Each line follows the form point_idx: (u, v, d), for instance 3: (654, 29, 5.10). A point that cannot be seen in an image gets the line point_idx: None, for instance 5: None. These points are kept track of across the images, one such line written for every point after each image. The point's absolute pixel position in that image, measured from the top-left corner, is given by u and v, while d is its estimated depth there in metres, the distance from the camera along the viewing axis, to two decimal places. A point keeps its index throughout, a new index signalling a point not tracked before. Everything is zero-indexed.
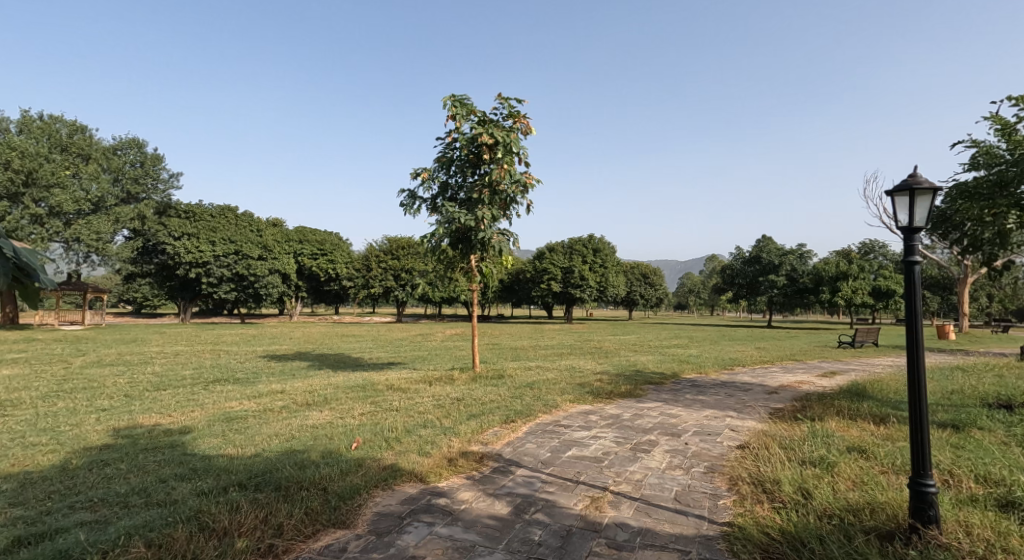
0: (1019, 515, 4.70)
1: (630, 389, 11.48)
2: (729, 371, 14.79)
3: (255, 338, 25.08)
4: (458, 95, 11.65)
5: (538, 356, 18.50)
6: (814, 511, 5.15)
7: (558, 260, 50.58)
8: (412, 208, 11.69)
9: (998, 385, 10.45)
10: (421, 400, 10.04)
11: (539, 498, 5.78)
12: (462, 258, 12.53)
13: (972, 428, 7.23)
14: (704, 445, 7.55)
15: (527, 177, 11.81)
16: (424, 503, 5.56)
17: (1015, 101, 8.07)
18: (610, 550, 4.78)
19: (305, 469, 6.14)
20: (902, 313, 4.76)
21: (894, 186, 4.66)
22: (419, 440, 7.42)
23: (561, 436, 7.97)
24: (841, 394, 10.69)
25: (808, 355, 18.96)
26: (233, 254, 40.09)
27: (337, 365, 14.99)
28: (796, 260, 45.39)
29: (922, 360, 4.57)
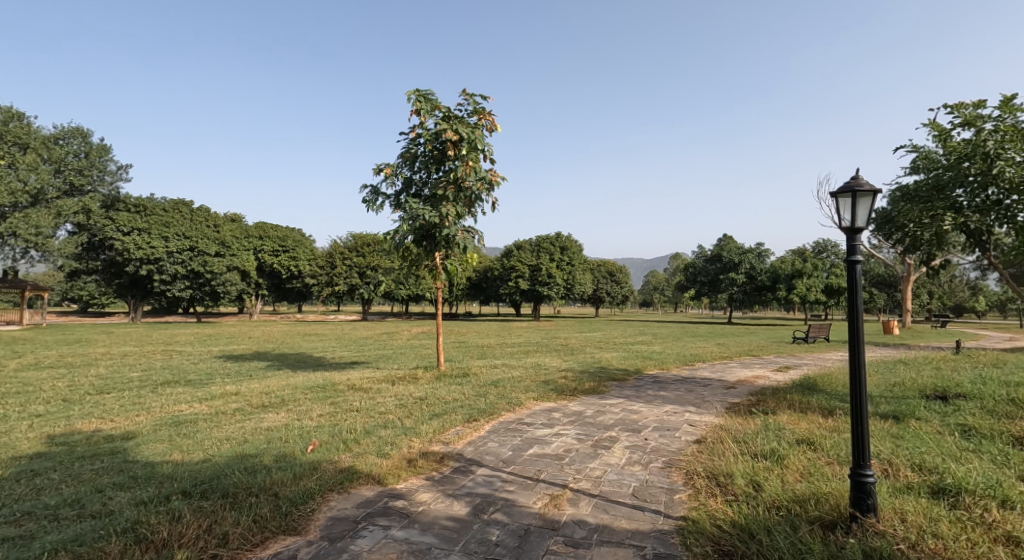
0: (950, 501, 4.93)
1: (593, 386, 11.58)
2: (690, 367, 15.09)
3: (211, 337, 24.20)
4: (422, 90, 11.51)
5: (503, 353, 18.45)
6: (763, 502, 5.29)
7: (526, 258, 50.77)
8: (375, 204, 11.49)
9: (936, 378, 10.98)
10: (383, 400, 9.90)
11: (499, 497, 5.77)
12: (426, 256, 12.38)
13: (911, 418, 7.56)
14: (663, 440, 7.68)
15: (492, 173, 11.76)
16: (381, 506, 5.48)
17: (952, 108, 8.43)
18: (566, 548, 4.80)
19: (255, 474, 5.96)
20: (844, 310, 4.93)
21: (838, 188, 4.82)
22: (378, 441, 7.30)
23: (523, 434, 7.97)
24: (793, 388, 11.05)
25: (765, 350, 19.56)
26: (187, 250, 38.73)
27: (296, 365, 14.63)
28: (755, 259, 46.45)
29: (862, 356, 4.76)
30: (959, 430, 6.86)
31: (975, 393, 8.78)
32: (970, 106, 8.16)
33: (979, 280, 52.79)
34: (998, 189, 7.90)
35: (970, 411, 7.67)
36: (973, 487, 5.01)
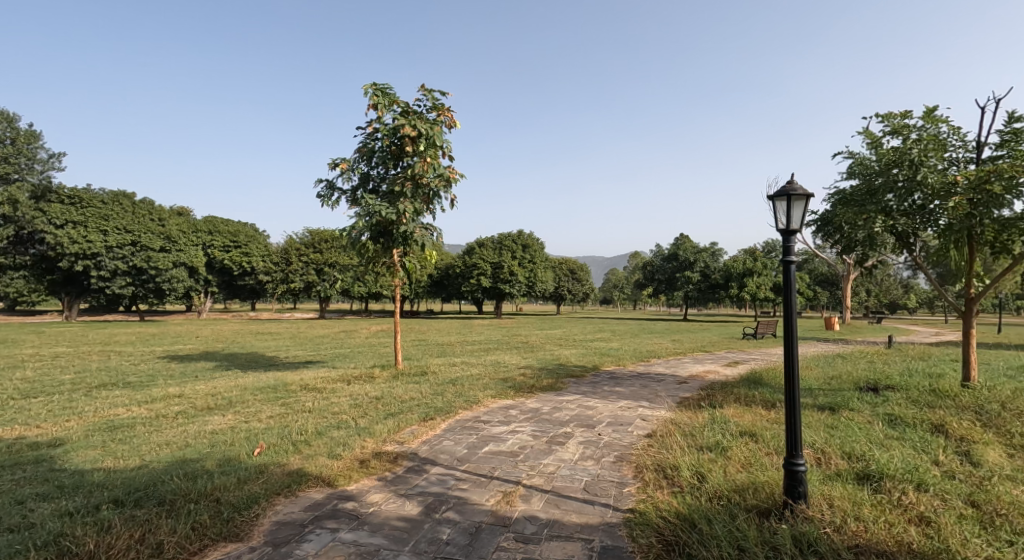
0: (874, 486, 5.22)
1: (551, 383, 11.71)
2: (645, 363, 15.43)
3: (153, 337, 22.88)
4: (379, 84, 11.34)
5: (464, 351, 18.33)
6: (706, 493, 5.48)
7: (488, 255, 50.69)
8: (330, 199, 11.26)
9: (870, 370, 11.59)
10: (337, 399, 9.74)
11: (451, 495, 5.77)
12: (384, 253, 12.22)
13: (845, 409, 7.95)
14: (615, 435, 7.84)
15: (451, 171, 11.70)
16: (329, 509, 5.40)
17: (883, 118, 8.89)
18: (516, 544, 4.86)
19: (196, 480, 5.77)
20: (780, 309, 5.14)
21: (775, 191, 5.02)
22: (329, 442, 7.19)
23: (479, 432, 7.98)
24: (740, 382, 11.48)
25: (717, 346, 20.17)
26: (129, 245, 37.05)
27: (246, 365, 14.19)
28: (709, 258, 48.25)
29: (796, 353, 4.99)
30: (886, 419, 7.26)
31: (902, 384, 9.30)
32: (898, 116, 8.62)
33: (911, 278, 56.05)
34: (922, 195, 8.39)
35: (898, 401, 8.12)
36: (893, 472, 5.33)
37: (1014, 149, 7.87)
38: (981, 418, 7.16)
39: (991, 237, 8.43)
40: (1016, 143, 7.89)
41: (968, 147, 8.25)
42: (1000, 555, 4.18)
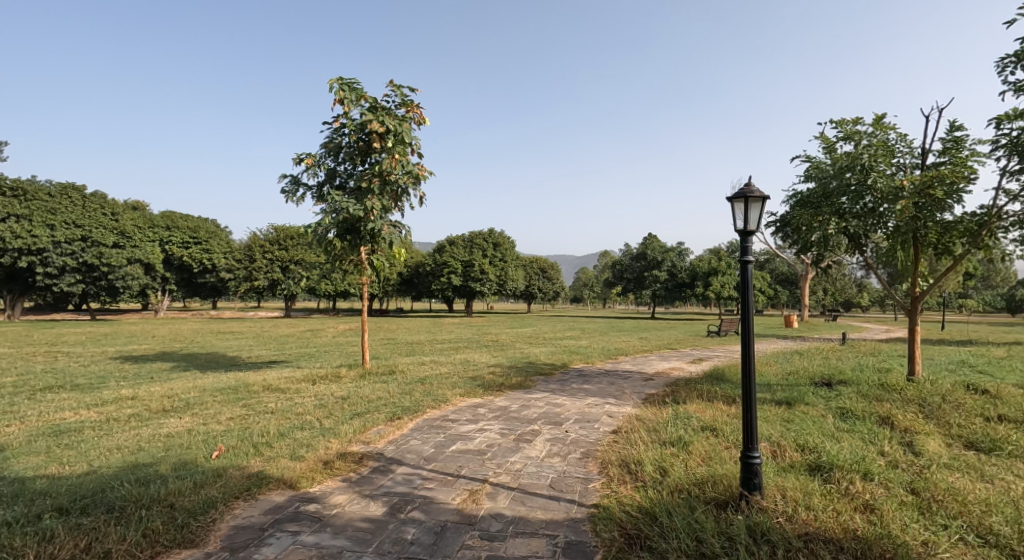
0: (824, 477, 5.42)
1: (520, 381, 11.78)
2: (613, 360, 15.67)
3: (105, 337, 22.06)
4: (346, 78, 11.18)
5: (432, 350, 18.23)
6: (667, 486, 5.60)
7: (459, 253, 50.52)
8: (294, 195, 11.05)
9: (826, 366, 12.01)
10: (302, 400, 9.59)
11: (417, 495, 5.76)
12: (351, 251, 12.05)
13: (800, 403, 8.21)
14: (582, 432, 7.94)
15: (419, 168, 11.62)
16: (290, 512, 5.32)
17: (836, 124, 9.21)
18: (481, 542, 4.88)
19: (148, 485, 5.61)
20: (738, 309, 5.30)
21: (734, 193, 5.16)
22: (293, 443, 7.08)
23: (447, 430, 7.97)
24: (703, 378, 11.76)
25: (682, 344, 20.62)
26: (79, 240, 35.61)
27: (205, 366, 13.82)
28: (676, 258, 49.37)
29: (752, 352, 5.15)
30: (838, 413, 7.54)
31: (854, 379, 9.67)
32: (850, 122, 8.95)
33: (865, 278, 58.19)
34: (871, 198, 8.72)
35: (849, 395, 8.44)
36: (842, 462, 5.54)
37: (955, 156, 8.28)
38: (924, 410, 7.51)
39: (934, 239, 8.84)
40: (957, 151, 8.30)
41: (914, 154, 8.62)
42: (935, 539, 4.40)
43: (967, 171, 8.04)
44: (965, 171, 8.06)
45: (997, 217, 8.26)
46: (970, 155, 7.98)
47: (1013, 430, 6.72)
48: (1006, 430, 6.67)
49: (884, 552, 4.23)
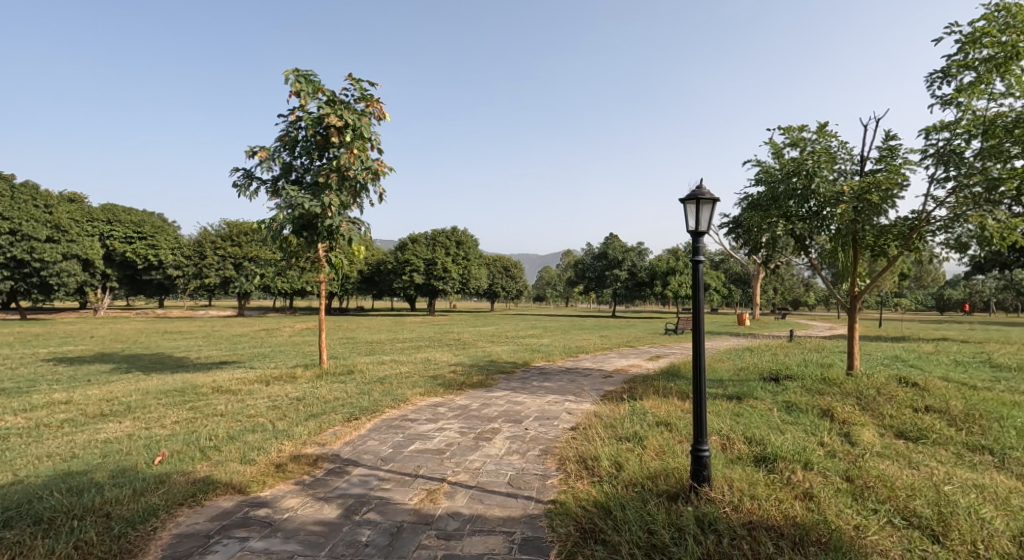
0: (768, 467, 5.65)
1: (481, 379, 11.80)
2: (573, 358, 15.86)
3: (39, 338, 20.94)
4: (302, 70, 10.94)
5: (392, 349, 18.02)
6: (622, 481, 5.72)
7: (422, 251, 49.92)
8: (247, 189, 10.75)
9: (775, 361, 12.48)
10: (254, 401, 9.35)
11: (373, 496, 5.71)
12: (307, 248, 11.81)
13: (750, 398, 8.51)
14: (541, 429, 8.02)
15: (379, 164, 11.49)
16: (239, 517, 5.21)
17: (783, 130, 9.56)
18: (437, 541, 4.89)
19: (82, 494, 5.41)
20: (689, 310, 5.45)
21: (686, 195, 5.31)
22: (243, 446, 6.91)
23: (405, 430, 7.92)
24: (659, 375, 12.05)
25: (641, 341, 21.02)
26: (8, 234, 33.62)
27: (150, 367, 13.29)
28: (636, 258, 50.35)
29: (702, 351, 5.30)
30: (784, 406, 7.86)
31: (799, 374, 10.09)
32: (796, 129, 9.31)
33: (811, 278, 60.46)
34: (815, 202, 9.11)
35: (794, 389, 8.81)
36: (785, 454, 5.79)
37: (890, 164, 8.73)
38: (861, 402, 7.91)
39: (871, 242, 9.31)
40: (892, 159, 8.75)
41: (854, 161, 9.04)
42: (867, 524, 4.66)
43: (900, 178, 8.50)
44: (898, 178, 8.51)
45: (926, 222, 8.77)
46: (903, 163, 8.44)
47: (938, 420, 7.15)
48: (932, 420, 7.10)
49: (821, 538, 4.45)
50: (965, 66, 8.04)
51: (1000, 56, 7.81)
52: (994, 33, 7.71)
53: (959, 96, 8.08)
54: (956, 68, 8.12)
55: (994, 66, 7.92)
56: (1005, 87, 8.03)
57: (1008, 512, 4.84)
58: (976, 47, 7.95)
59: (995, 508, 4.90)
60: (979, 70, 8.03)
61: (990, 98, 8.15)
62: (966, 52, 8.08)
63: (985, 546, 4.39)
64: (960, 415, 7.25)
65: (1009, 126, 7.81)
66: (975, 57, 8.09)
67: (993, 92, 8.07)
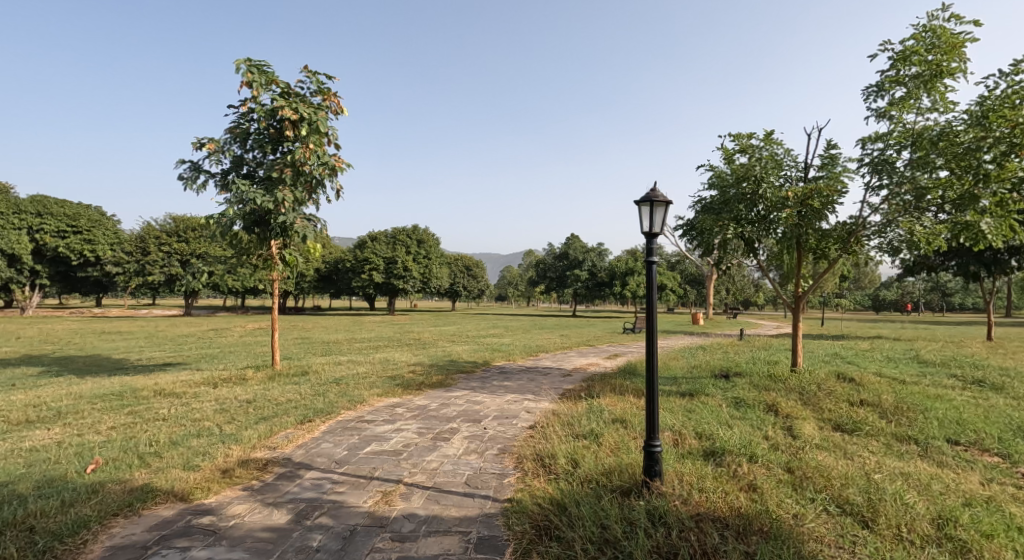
0: (717, 461, 5.84)
1: (440, 379, 11.76)
2: (533, 357, 15.99)
3: None
4: (255, 60, 10.64)
5: (350, 350, 17.73)
6: (578, 477, 5.80)
7: (381, 250, 49.17)
8: (194, 182, 10.39)
9: (726, 359, 12.87)
10: (200, 404, 9.05)
11: (326, 500, 5.62)
12: (259, 245, 11.50)
13: (702, 394, 8.75)
14: (500, 428, 8.05)
15: (336, 160, 11.28)
16: (180, 526, 5.06)
17: (733, 137, 9.85)
18: (392, 543, 4.85)
19: (5, 507, 5.16)
20: (643, 312, 5.56)
21: (641, 197, 5.43)
22: (187, 452, 6.68)
23: (361, 432, 7.81)
24: (616, 373, 12.27)
25: (600, 340, 21.32)
26: None
27: (86, 370, 12.68)
28: (596, 258, 51.04)
29: (655, 352, 5.41)
30: (734, 402, 8.13)
31: (748, 371, 10.44)
32: (745, 136, 9.61)
33: (762, 279, 62.43)
34: (763, 206, 9.46)
35: (743, 386, 9.10)
36: (732, 448, 5.99)
37: (831, 171, 9.12)
38: (803, 397, 8.25)
39: (814, 245, 9.72)
40: (832, 167, 9.15)
41: (798, 168, 9.40)
42: (805, 512, 4.87)
43: (840, 186, 8.90)
44: (838, 185, 8.91)
45: (862, 227, 9.24)
46: (842, 171, 8.84)
47: (871, 413, 7.54)
48: (866, 413, 7.47)
49: (763, 527, 4.63)
50: (897, 81, 8.48)
51: (927, 73, 8.28)
52: (922, 52, 8.15)
53: (891, 110, 8.51)
54: (889, 83, 8.55)
55: (922, 83, 8.38)
56: (931, 103, 8.52)
57: (930, 497, 5.15)
58: (906, 64, 8.40)
59: (919, 493, 5.21)
60: (909, 86, 8.48)
61: (919, 112, 8.62)
62: (898, 69, 8.51)
63: (909, 529, 4.67)
64: (891, 408, 7.67)
65: (935, 139, 8.32)
66: (905, 73, 8.53)
67: (921, 107, 8.54)
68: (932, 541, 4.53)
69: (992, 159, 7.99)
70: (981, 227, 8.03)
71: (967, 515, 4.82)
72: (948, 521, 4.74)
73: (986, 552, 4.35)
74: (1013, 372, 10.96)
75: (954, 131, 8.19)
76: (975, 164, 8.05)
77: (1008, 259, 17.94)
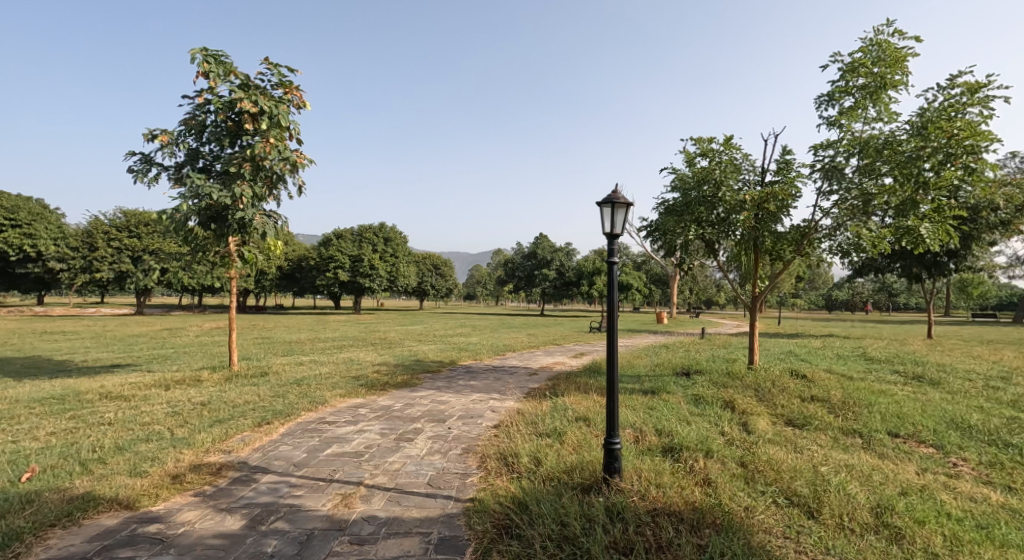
0: (674, 457, 5.92)
1: (406, 379, 11.63)
2: (500, 356, 15.97)
3: None
4: (211, 50, 10.29)
5: (313, 350, 17.36)
6: (540, 476, 5.79)
7: (347, 248, 48.42)
8: (146, 175, 10.00)
9: (688, 357, 13.10)
10: (151, 407, 8.71)
11: (282, 504, 5.46)
12: (217, 242, 11.15)
13: (663, 392, 8.87)
14: (465, 427, 7.99)
15: (298, 155, 11.01)
16: (125, 535, 4.85)
17: (695, 141, 10.01)
18: (350, 546, 4.75)
19: None
20: (604, 313, 5.57)
21: (603, 199, 5.44)
22: (135, 457, 6.42)
23: (322, 434, 7.63)
24: (582, 372, 12.35)
25: (567, 339, 21.47)
26: None
27: (28, 372, 12.05)
28: (564, 258, 51.33)
29: (616, 352, 5.43)
30: (694, 399, 8.26)
31: (708, 369, 10.63)
32: (706, 140, 9.78)
33: (723, 279, 63.90)
34: (722, 209, 9.64)
35: (703, 383, 9.27)
36: (690, 444, 6.09)
37: (786, 176, 9.36)
38: (759, 394, 8.45)
39: (771, 247, 9.97)
40: (787, 172, 9.39)
41: (755, 172, 9.62)
42: (756, 505, 4.97)
43: (794, 190, 9.14)
44: (792, 190, 9.16)
45: (813, 230, 9.52)
46: (796, 176, 9.08)
47: (821, 408, 7.77)
48: (816, 408, 7.71)
49: (715, 520, 4.71)
50: (846, 92, 8.75)
51: (873, 85, 8.57)
52: (868, 65, 8.44)
53: (841, 119, 8.79)
54: (839, 94, 8.82)
55: (868, 94, 8.67)
56: (876, 113, 8.83)
57: (870, 487, 5.33)
58: (854, 76, 8.68)
59: (861, 484, 5.39)
60: (856, 97, 8.77)
61: (865, 122, 8.92)
62: (847, 80, 8.79)
63: (850, 517, 4.82)
64: (840, 403, 7.93)
65: (880, 147, 8.59)
66: (853, 84, 8.82)
67: (867, 117, 8.84)
68: (871, 528, 4.69)
69: (931, 168, 8.32)
70: (920, 232, 8.44)
71: (903, 503, 5.01)
72: (885, 508, 4.91)
73: (918, 538, 4.53)
74: (950, 367, 11.50)
75: (897, 141, 8.47)
76: (916, 172, 8.36)
77: (947, 262, 18.58)
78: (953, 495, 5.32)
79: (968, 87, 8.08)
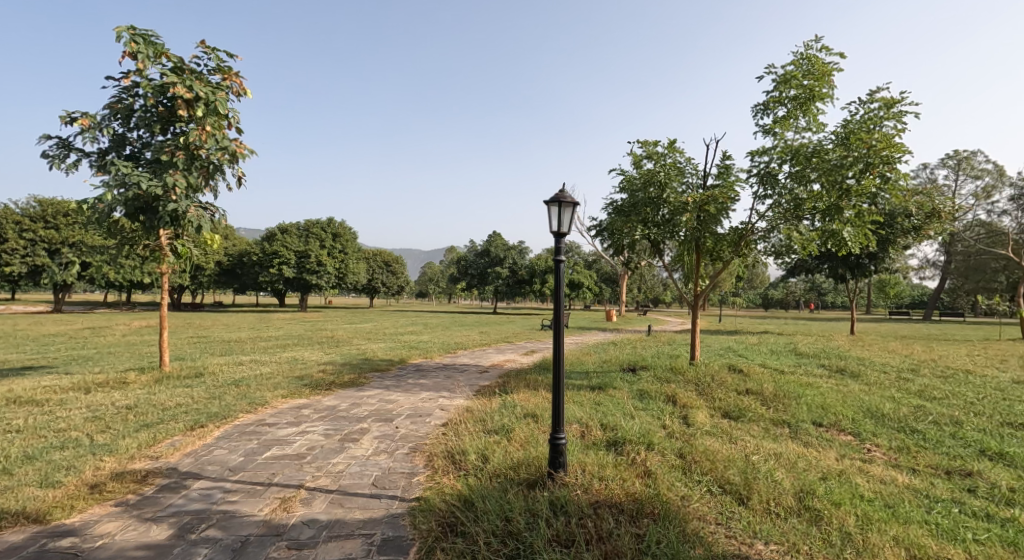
0: (617, 450, 5.98)
1: (352, 378, 11.33)
2: (450, 354, 15.79)
3: None
4: (140, 29, 9.69)
5: (254, 349, 16.69)
6: (487, 473, 5.72)
7: (293, 243, 46.70)
8: (63, 160, 9.31)
9: (635, 353, 13.31)
10: (70, 412, 8.13)
11: (215, 510, 5.18)
12: (147, 235, 10.52)
13: (610, 388, 8.96)
14: (412, 427, 7.82)
15: (237, 145, 10.53)
16: (32, 552, 4.48)
17: (642, 144, 10.16)
18: (287, 552, 4.55)
19: None
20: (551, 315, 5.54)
21: (550, 197, 5.42)
22: (48, 466, 5.96)
23: (261, 436, 7.30)
24: (531, 369, 12.35)
25: (519, 336, 21.50)
26: None
27: None
28: (517, 255, 51.36)
29: (562, 354, 5.40)
30: (639, 394, 8.38)
31: (653, 365, 10.81)
32: (652, 144, 9.95)
33: (670, 279, 65.54)
34: (667, 210, 9.82)
35: (648, 378, 9.43)
36: (632, 438, 6.16)
37: (725, 180, 9.63)
38: (700, 388, 8.65)
39: (711, 247, 10.22)
40: (727, 176, 9.66)
41: (697, 175, 9.85)
42: (692, 494, 5.08)
43: (732, 194, 9.41)
44: (731, 193, 9.43)
45: (750, 232, 9.84)
46: (734, 180, 9.35)
47: (755, 401, 8.03)
48: (751, 401, 7.96)
49: (653, 509, 4.77)
50: (779, 101, 9.08)
51: (803, 96, 8.94)
52: (799, 77, 8.78)
53: (774, 127, 9.11)
54: (773, 103, 9.14)
55: (799, 105, 9.03)
56: (806, 123, 9.20)
57: (796, 473, 5.54)
58: (786, 87, 9.01)
59: (787, 470, 5.59)
60: (789, 107, 9.12)
61: (797, 130, 9.27)
62: (780, 90, 9.11)
63: (776, 503, 4.98)
64: (775, 395, 8.23)
65: (809, 155, 8.94)
66: (786, 95, 9.16)
67: (799, 126, 9.18)
68: (794, 512, 4.86)
69: (852, 176, 8.73)
70: (843, 235, 8.87)
71: (823, 488, 5.22)
72: (807, 493, 5.11)
73: (834, 519, 4.73)
74: (871, 361, 12.14)
75: (824, 149, 8.83)
76: (840, 179, 8.75)
77: (869, 263, 19.60)
78: (866, 478, 5.60)
79: (885, 101, 8.52)
